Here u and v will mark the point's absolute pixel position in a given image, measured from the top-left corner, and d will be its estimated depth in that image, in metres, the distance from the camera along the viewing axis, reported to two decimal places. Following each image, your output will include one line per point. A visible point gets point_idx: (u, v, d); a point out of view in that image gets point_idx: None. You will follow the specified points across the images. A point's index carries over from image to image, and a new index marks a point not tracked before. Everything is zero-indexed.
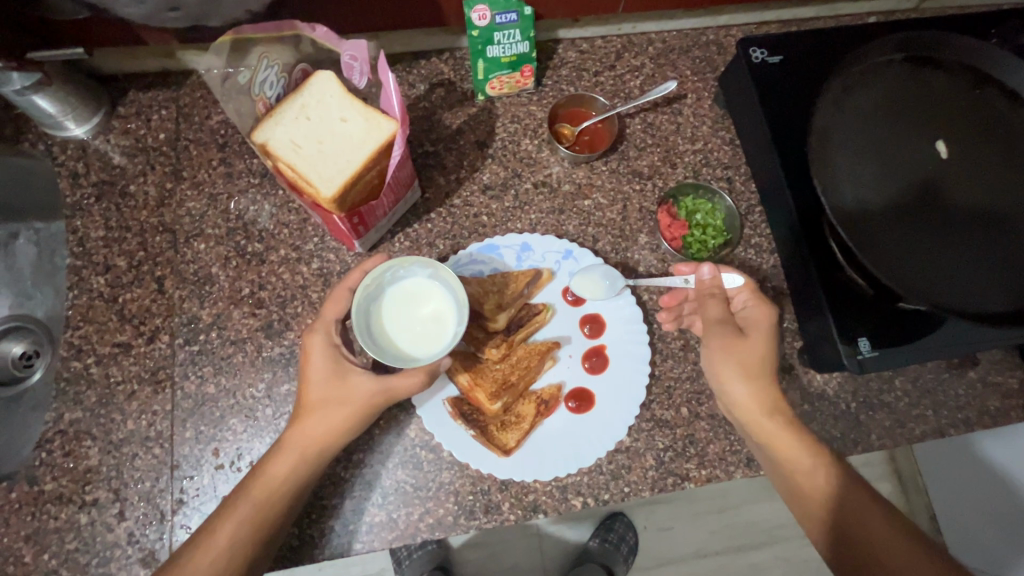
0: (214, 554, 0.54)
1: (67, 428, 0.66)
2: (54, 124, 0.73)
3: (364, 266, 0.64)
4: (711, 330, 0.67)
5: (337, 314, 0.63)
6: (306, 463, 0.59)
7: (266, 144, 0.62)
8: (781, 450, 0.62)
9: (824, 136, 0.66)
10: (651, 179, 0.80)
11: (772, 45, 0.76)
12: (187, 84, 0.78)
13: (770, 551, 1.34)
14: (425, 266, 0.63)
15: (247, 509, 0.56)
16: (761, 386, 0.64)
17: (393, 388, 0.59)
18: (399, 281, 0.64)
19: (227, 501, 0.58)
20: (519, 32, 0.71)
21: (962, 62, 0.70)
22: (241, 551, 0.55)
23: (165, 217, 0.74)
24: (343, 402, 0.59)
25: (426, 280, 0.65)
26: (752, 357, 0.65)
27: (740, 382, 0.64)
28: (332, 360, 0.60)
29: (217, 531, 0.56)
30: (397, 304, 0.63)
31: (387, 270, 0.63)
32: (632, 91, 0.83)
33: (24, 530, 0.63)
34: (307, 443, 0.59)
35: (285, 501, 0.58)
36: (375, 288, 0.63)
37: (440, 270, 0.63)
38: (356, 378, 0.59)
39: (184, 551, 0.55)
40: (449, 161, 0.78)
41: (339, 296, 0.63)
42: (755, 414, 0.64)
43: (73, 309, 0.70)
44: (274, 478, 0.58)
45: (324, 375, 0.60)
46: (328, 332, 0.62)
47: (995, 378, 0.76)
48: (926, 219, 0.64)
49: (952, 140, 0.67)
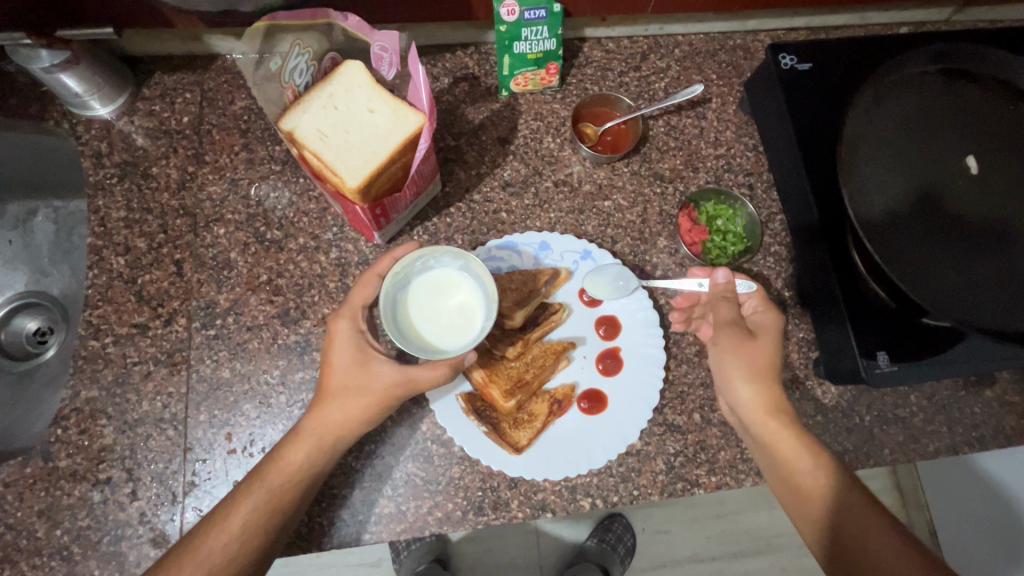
0: (229, 534, 0.55)
1: (83, 406, 0.66)
2: (79, 103, 0.73)
3: (395, 253, 0.63)
4: (721, 330, 0.66)
5: (364, 300, 0.62)
6: (325, 449, 0.59)
7: (294, 133, 0.62)
8: (781, 452, 0.61)
9: (854, 147, 0.65)
10: (673, 182, 0.80)
11: (802, 52, 0.75)
12: (211, 68, 0.78)
13: (768, 559, 1.34)
14: (456, 257, 0.64)
15: (263, 492, 0.57)
16: (766, 387, 0.64)
17: (416, 378, 0.58)
18: (428, 270, 0.65)
19: (243, 483, 0.58)
20: (547, 29, 0.71)
21: (997, 77, 0.69)
22: (256, 534, 0.55)
23: (186, 201, 0.74)
24: (365, 389, 0.59)
25: (456, 271, 0.65)
26: (764, 360, 0.64)
27: (744, 382, 0.64)
28: (356, 346, 0.60)
29: (234, 512, 0.56)
30: (424, 294, 0.64)
31: (417, 258, 0.63)
32: (656, 93, 0.83)
33: (38, 505, 0.63)
34: (325, 429, 0.59)
35: (304, 486, 0.58)
36: (404, 275, 0.64)
37: (470, 262, 0.63)
38: (379, 368, 0.59)
39: (197, 530, 0.55)
40: (470, 156, 0.78)
41: (368, 280, 0.63)
42: (758, 415, 0.63)
43: (93, 289, 0.70)
44: (292, 462, 0.58)
45: (348, 361, 0.60)
46: (355, 318, 0.62)
47: (1012, 398, 0.75)
48: (953, 233, 0.63)
49: (983, 155, 0.66)
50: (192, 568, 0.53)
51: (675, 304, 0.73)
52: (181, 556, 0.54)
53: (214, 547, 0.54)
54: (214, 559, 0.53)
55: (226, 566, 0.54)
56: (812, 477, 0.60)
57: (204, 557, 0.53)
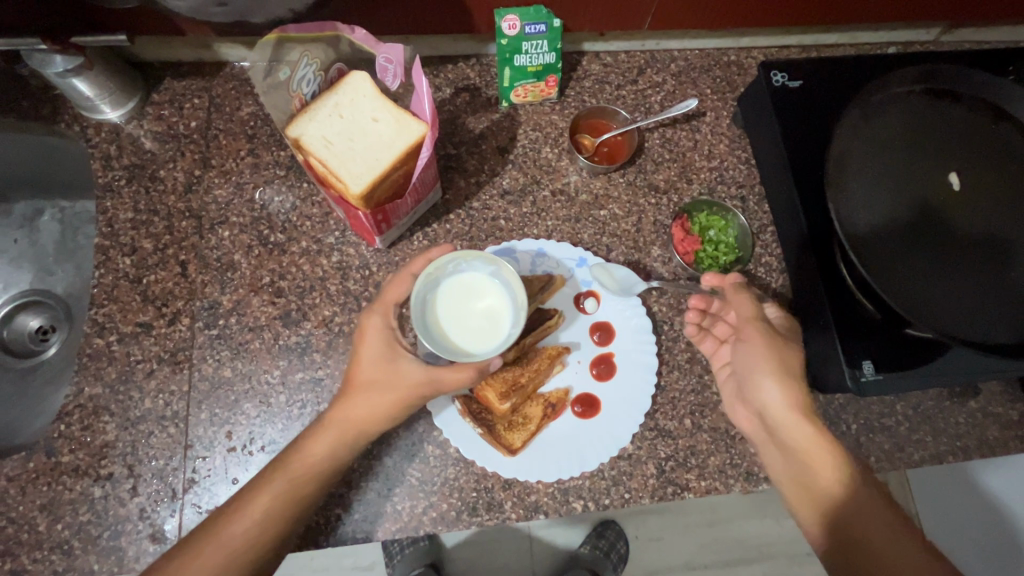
0: (250, 519, 0.56)
1: (86, 402, 0.68)
2: (90, 106, 0.75)
3: (430, 254, 0.65)
4: (750, 327, 0.67)
5: (396, 298, 0.64)
6: (346, 443, 0.60)
7: (300, 140, 0.64)
8: (812, 455, 0.62)
9: (841, 161, 0.67)
10: (667, 193, 0.82)
11: (793, 70, 0.78)
12: (220, 75, 0.80)
13: (760, 567, 1.35)
14: (489, 262, 0.66)
15: (285, 482, 0.58)
16: (796, 390, 0.65)
17: (440, 379, 0.60)
18: (458, 273, 0.67)
19: (266, 471, 0.59)
20: (547, 43, 0.73)
21: (979, 97, 0.71)
22: (276, 521, 0.57)
23: (192, 203, 0.76)
24: (390, 385, 0.60)
25: (486, 276, 0.67)
26: (794, 367, 0.66)
27: (779, 386, 0.65)
28: (387, 342, 0.62)
29: (255, 499, 0.57)
30: (453, 295, 0.66)
31: (451, 261, 0.65)
32: (652, 106, 0.85)
33: (39, 499, 0.64)
34: (347, 424, 0.60)
35: (324, 478, 0.59)
36: (436, 276, 0.66)
37: (502, 268, 0.66)
38: (406, 365, 0.61)
39: (224, 512, 0.57)
40: (470, 164, 0.80)
41: (403, 279, 0.65)
42: (793, 418, 0.64)
43: (98, 288, 0.72)
44: (314, 453, 0.59)
45: (376, 356, 0.62)
46: (386, 315, 0.64)
47: (994, 409, 0.77)
48: (936, 246, 0.66)
49: (965, 172, 0.68)
50: (223, 549, 0.55)
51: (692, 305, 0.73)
52: (201, 539, 0.55)
53: (236, 530, 0.56)
54: (235, 542, 0.55)
55: (251, 550, 0.55)
56: (832, 480, 0.61)
57: (226, 539, 0.55)
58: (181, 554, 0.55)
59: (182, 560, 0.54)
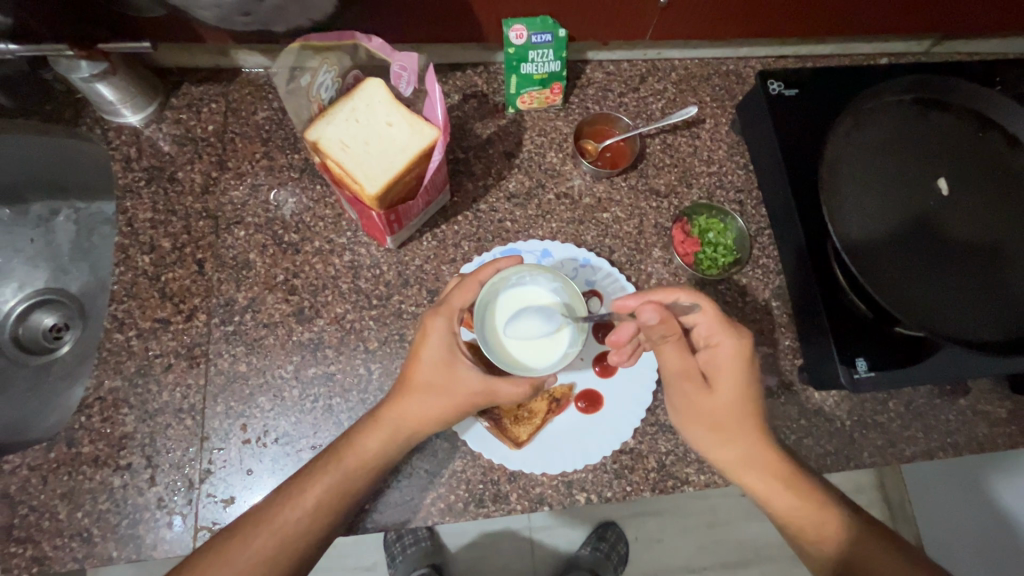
0: (303, 511, 0.57)
1: (106, 395, 0.70)
2: (112, 110, 0.78)
3: (498, 264, 0.66)
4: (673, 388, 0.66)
5: (462, 303, 0.64)
6: (399, 441, 0.62)
7: (318, 142, 0.66)
8: (776, 507, 0.63)
9: (834, 166, 0.70)
10: (668, 197, 0.85)
11: (789, 80, 0.81)
12: (236, 81, 0.83)
13: (758, 569, 1.37)
14: (551, 279, 0.70)
15: (338, 475, 0.59)
16: (730, 446, 0.64)
17: (498, 391, 0.61)
18: (520, 286, 0.72)
19: (315, 463, 0.60)
20: (553, 51, 0.76)
21: (968, 106, 0.74)
22: (326, 513, 0.58)
23: (209, 204, 0.78)
24: (449, 390, 0.61)
25: (546, 291, 0.72)
26: (725, 419, 0.64)
27: (714, 446, 0.64)
28: (448, 345, 0.62)
29: (308, 490, 0.58)
30: (513, 306, 0.71)
31: (514, 274, 0.70)
32: (653, 113, 0.88)
33: (60, 488, 0.66)
34: (402, 422, 0.62)
35: (373, 475, 0.61)
36: (498, 286, 0.70)
37: (564, 286, 0.70)
38: (464, 372, 0.62)
39: (272, 502, 0.58)
40: (477, 168, 0.83)
41: (469, 285, 0.65)
42: (742, 472, 0.64)
43: (118, 284, 0.74)
44: (368, 449, 0.60)
45: (439, 359, 0.62)
46: (450, 318, 0.64)
47: (984, 407, 0.80)
48: (927, 251, 0.68)
49: (953, 178, 0.71)
50: (264, 537, 0.56)
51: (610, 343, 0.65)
52: (255, 524, 0.57)
53: (288, 519, 0.57)
54: (287, 532, 0.57)
55: (294, 542, 0.57)
56: (820, 519, 0.62)
57: (281, 528, 0.56)
58: (231, 544, 0.56)
59: (226, 553, 0.55)
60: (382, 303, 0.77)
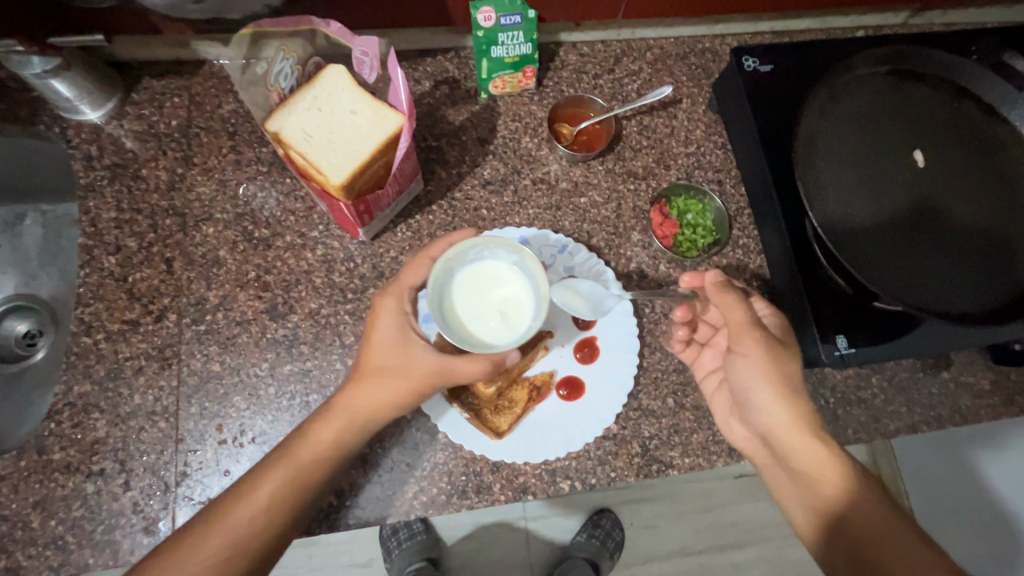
0: (255, 507, 0.56)
1: (76, 400, 0.68)
2: (70, 107, 0.76)
3: (450, 239, 0.65)
4: (745, 335, 0.62)
5: (413, 281, 0.64)
6: (355, 429, 0.60)
7: (279, 133, 0.64)
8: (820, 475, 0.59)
9: (810, 142, 0.69)
10: (646, 179, 0.83)
11: (764, 55, 0.79)
12: (199, 73, 0.81)
13: (752, 549, 1.38)
14: (511, 251, 0.66)
15: (291, 468, 0.57)
16: (792, 403, 0.61)
17: (457, 369, 0.60)
18: (478, 260, 0.67)
19: (270, 457, 0.59)
20: (523, 33, 0.74)
21: (944, 76, 0.73)
22: (279, 508, 0.56)
23: (175, 201, 0.76)
24: (402, 373, 0.60)
25: (509, 265, 0.67)
26: (794, 377, 0.61)
27: (774, 403, 0.61)
28: (400, 326, 0.62)
29: (260, 485, 0.57)
30: (470, 282, 0.66)
31: (472, 246, 0.65)
32: (629, 95, 0.87)
33: (32, 496, 0.65)
34: (356, 410, 0.60)
35: (330, 465, 0.59)
36: (455, 261, 0.66)
37: (524, 257, 0.65)
38: (419, 352, 0.61)
39: (223, 500, 0.57)
40: (451, 156, 0.81)
41: (420, 262, 0.65)
42: (794, 434, 0.60)
43: (84, 287, 0.72)
44: (322, 441, 0.59)
45: (393, 341, 0.62)
46: (401, 297, 0.63)
47: (966, 378, 0.80)
48: (907, 224, 0.68)
49: (930, 150, 0.71)
50: (220, 536, 0.54)
51: (679, 318, 0.71)
52: (207, 523, 0.55)
53: (241, 519, 0.55)
54: (239, 531, 0.55)
55: (250, 540, 0.55)
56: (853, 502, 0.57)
57: (232, 527, 0.54)
58: (180, 551, 0.53)
59: (179, 550, 0.53)
60: (358, 297, 0.75)
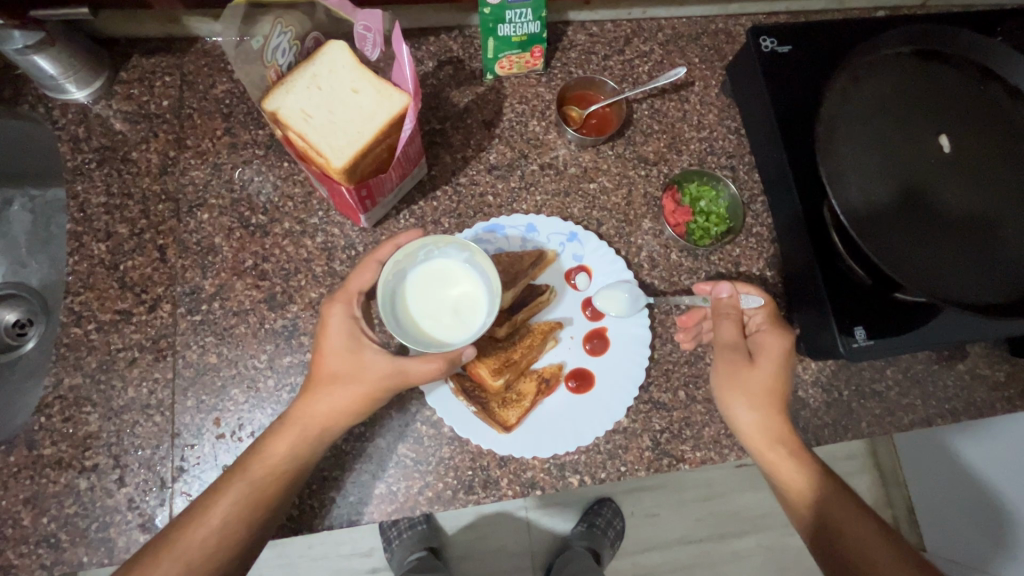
0: (208, 529, 0.55)
1: (67, 393, 0.66)
2: (55, 86, 0.72)
3: (398, 240, 0.63)
4: (720, 351, 0.67)
5: (361, 286, 0.62)
6: (310, 441, 0.60)
7: (277, 113, 0.61)
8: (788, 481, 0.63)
9: (832, 126, 0.66)
10: (657, 165, 0.81)
11: (782, 35, 0.76)
12: (191, 51, 0.77)
13: (753, 538, 1.38)
14: (461, 249, 0.65)
15: (245, 484, 0.57)
16: (772, 416, 0.64)
17: (408, 370, 0.59)
18: (429, 260, 0.66)
19: (224, 476, 0.59)
20: (531, 11, 0.70)
21: (967, 57, 0.70)
22: (236, 526, 0.56)
23: (168, 185, 0.73)
24: (355, 379, 0.60)
25: (459, 263, 0.66)
26: (770, 390, 0.65)
27: (756, 417, 0.64)
28: (350, 333, 0.61)
29: (215, 503, 0.57)
30: (423, 283, 0.65)
31: (421, 247, 0.64)
32: (640, 77, 0.83)
33: (23, 493, 0.63)
34: (312, 420, 0.60)
35: (286, 479, 0.59)
36: (406, 263, 0.65)
37: (475, 254, 0.64)
38: (371, 356, 0.60)
39: (176, 525, 0.56)
40: (455, 140, 0.78)
41: (367, 265, 0.63)
42: (758, 441, 0.64)
43: (73, 275, 0.69)
44: (276, 455, 0.59)
45: (341, 348, 0.60)
46: (350, 303, 0.62)
47: (982, 370, 0.78)
48: (929, 211, 0.65)
49: (954, 135, 0.68)
50: (170, 563, 0.53)
51: (679, 323, 0.73)
52: (156, 552, 0.54)
53: (191, 542, 0.55)
54: (192, 554, 0.54)
55: (204, 561, 0.54)
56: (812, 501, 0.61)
57: (182, 551, 0.54)
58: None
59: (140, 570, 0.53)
60: None
